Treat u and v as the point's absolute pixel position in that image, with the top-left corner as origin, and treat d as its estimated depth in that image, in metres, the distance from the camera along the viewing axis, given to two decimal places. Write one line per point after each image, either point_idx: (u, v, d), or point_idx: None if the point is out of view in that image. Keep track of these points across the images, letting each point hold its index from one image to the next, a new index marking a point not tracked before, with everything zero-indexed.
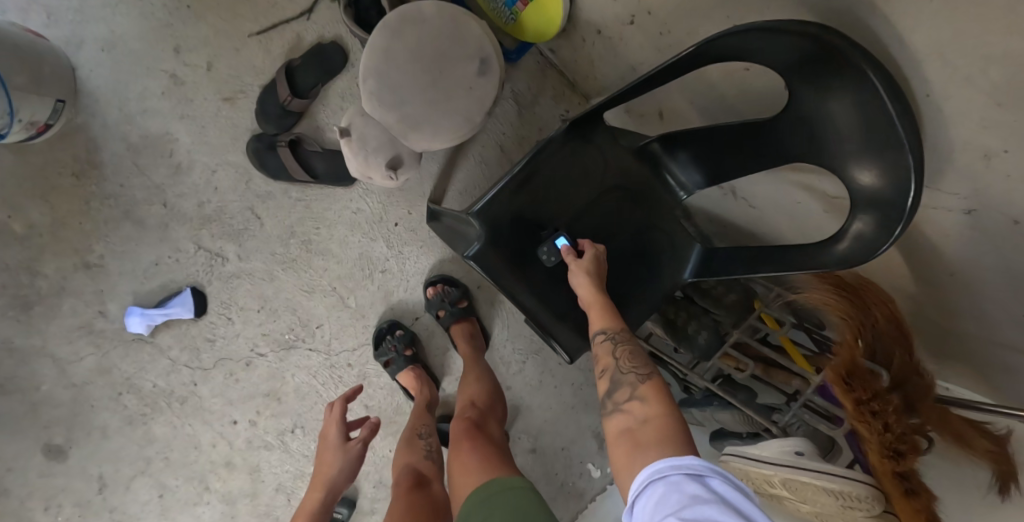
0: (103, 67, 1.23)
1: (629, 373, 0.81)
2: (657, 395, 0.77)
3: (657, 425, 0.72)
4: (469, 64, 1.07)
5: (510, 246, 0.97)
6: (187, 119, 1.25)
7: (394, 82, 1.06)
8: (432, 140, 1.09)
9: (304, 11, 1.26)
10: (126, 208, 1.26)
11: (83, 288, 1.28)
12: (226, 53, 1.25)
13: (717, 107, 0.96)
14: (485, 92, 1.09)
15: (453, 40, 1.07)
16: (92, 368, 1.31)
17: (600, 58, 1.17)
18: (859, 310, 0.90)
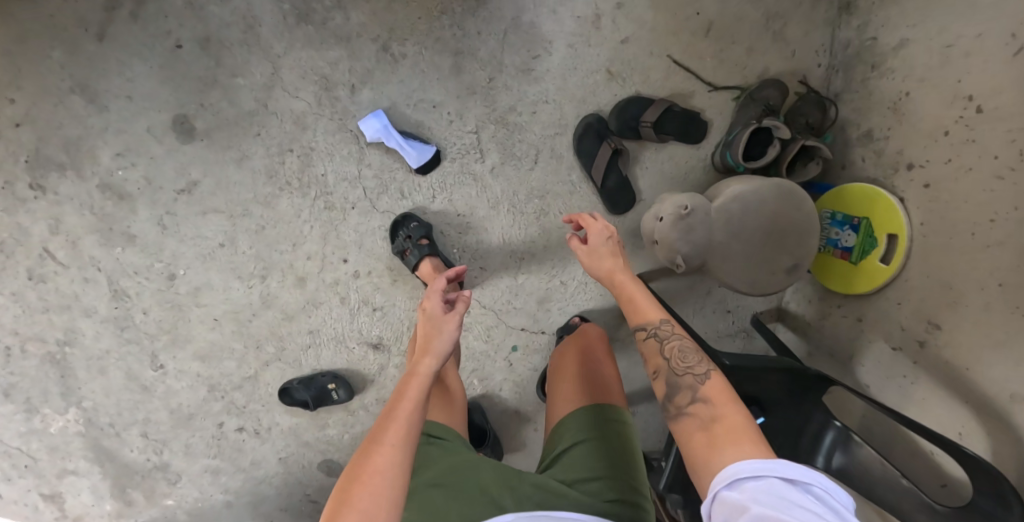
0: None
1: (685, 375, 0.87)
2: (720, 395, 0.82)
3: (730, 423, 0.77)
4: (784, 260, 1.27)
5: None
6: (572, 50, 1.28)
7: (745, 224, 1.24)
8: (720, 275, 1.26)
9: (712, 83, 1.39)
10: (462, 47, 1.23)
11: (361, 57, 1.22)
12: (642, 46, 1.33)
13: (883, 440, 1.26)
14: (775, 284, 1.29)
15: (797, 238, 1.26)
16: (294, 111, 1.24)
17: (833, 323, 1.44)
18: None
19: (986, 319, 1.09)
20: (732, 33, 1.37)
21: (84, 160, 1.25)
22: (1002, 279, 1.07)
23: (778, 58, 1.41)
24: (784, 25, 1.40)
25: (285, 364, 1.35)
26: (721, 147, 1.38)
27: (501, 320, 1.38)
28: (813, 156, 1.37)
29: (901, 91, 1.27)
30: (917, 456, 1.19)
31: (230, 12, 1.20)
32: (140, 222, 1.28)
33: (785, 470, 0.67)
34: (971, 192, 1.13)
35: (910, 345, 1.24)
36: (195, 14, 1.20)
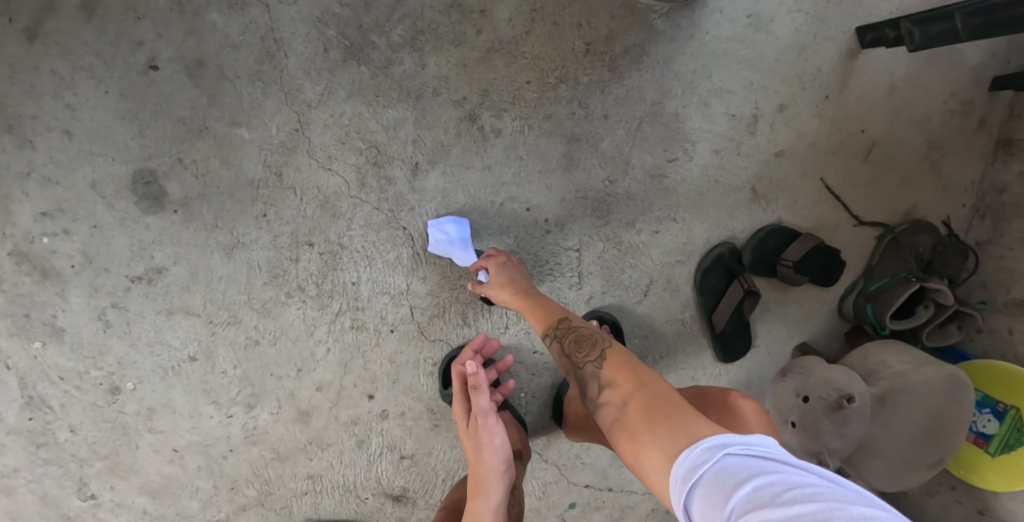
0: (727, 27, 0.92)
1: (586, 364, 0.66)
2: (625, 369, 0.63)
3: (638, 403, 0.58)
4: (931, 453, 1.02)
5: None
6: (716, 155, 0.95)
7: (897, 409, 1.01)
8: (852, 462, 1.03)
9: (857, 218, 1.12)
10: (579, 134, 0.86)
11: (435, 126, 0.82)
12: (799, 160, 1.03)
13: None
14: (914, 481, 1.04)
15: (956, 432, 1.01)
16: (323, 190, 0.83)
17: (942, 503, 1.21)
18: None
19: None
20: (894, 159, 1.11)
21: None
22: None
23: (934, 195, 1.14)
24: (950, 154, 1.12)
25: (268, 512, 0.98)
26: (853, 296, 1.15)
27: (562, 476, 1.07)
28: (959, 321, 1.13)
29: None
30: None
31: (246, 30, 0.78)
32: (71, 313, 0.85)
33: (714, 440, 0.50)
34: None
35: None
36: (188, 25, 0.78)
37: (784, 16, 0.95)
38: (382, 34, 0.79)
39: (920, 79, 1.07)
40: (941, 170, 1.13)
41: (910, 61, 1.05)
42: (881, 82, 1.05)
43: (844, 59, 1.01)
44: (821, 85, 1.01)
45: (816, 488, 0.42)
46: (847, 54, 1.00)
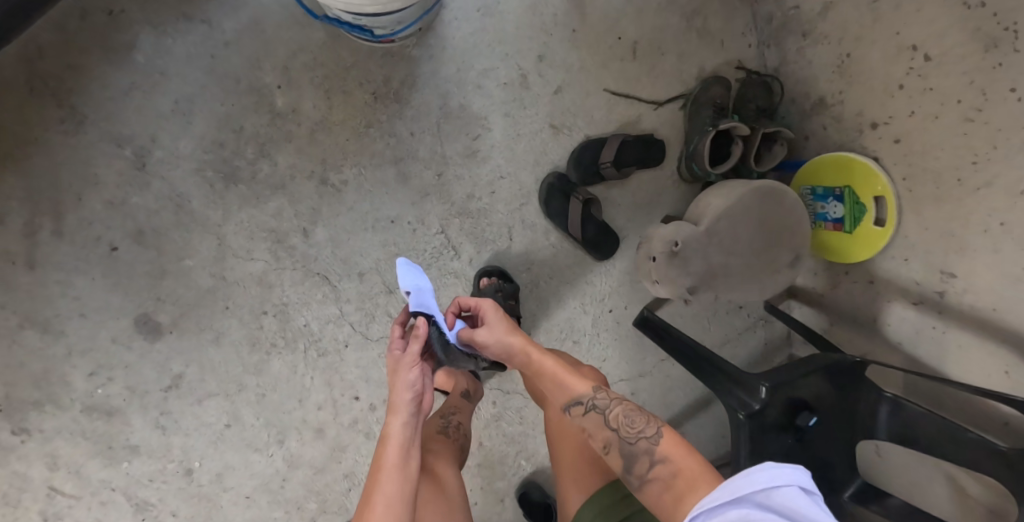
0: (468, 25, 1.16)
1: (640, 443, 0.86)
2: (675, 449, 0.84)
3: (689, 478, 0.80)
4: (781, 253, 1.22)
5: (757, 424, 1.12)
6: (509, 119, 1.21)
7: (733, 234, 1.18)
8: (729, 291, 1.20)
9: (655, 101, 1.31)
10: (401, 155, 1.18)
11: (303, 198, 1.16)
12: (577, 89, 1.24)
13: (926, 398, 1.28)
14: (783, 281, 1.24)
15: (789, 228, 1.21)
16: (253, 273, 1.18)
17: (847, 292, 1.39)
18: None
19: (1002, 262, 1.06)
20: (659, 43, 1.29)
21: (58, 392, 1.16)
22: (1005, 218, 1.04)
23: (711, 55, 1.35)
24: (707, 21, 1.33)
25: (329, 515, 1.30)
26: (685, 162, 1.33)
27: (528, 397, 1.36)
28: (776, 140, 1.33)
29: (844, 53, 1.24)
30: (973, 403, 1.19)
31: (153, 198, 1.13)
32: (138, 432, 1.20)
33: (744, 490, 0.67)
34: (945, 140, 1.11)
35: (930, 299, 1.22)
36: (117, 213, 1.12)
37: None
38: (240, 156, 1.13)
39: None
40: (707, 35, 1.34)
41: None
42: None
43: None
44: (563, 24, 1.22)
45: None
46: None
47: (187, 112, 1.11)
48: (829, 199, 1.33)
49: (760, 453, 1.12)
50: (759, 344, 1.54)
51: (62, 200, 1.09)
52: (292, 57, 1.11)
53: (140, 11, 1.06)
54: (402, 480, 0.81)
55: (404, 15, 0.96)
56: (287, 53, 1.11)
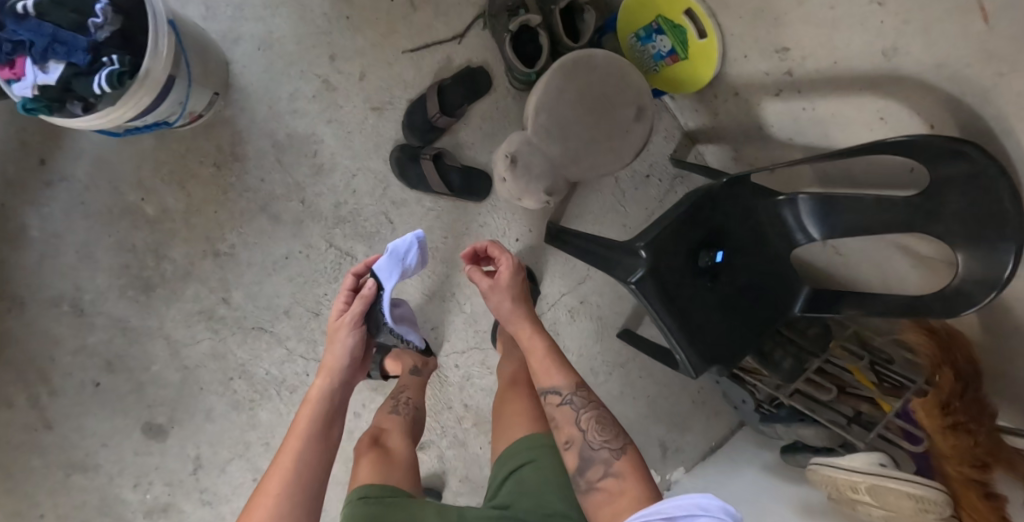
0: (257, 66, 1.27)
1: (603, 448, 0.96)
2: (630, 471, 0.93)
3: (631, 500, 0.88)
4: (622, 112, 1.19)
5: (661, 284, 1.12)
6: (334, 124, 1.31)
7: (561, 122, 1.17)
8: (587, 172, 1.21)
9: (456, 35, 1.33)
10: (263, 201, 1.31)
11: (208, 275, 1.33)
12: (379, 65, 1.31)
13: (840, 174, 1.21)
14: (638, 137, 1.21)
15: (617, 86, 1.18)
16: (206, 352, 1.36)
17: (726, 113, 1.34)
18: (945, 351, 1.16)
19: (812, 12, 0.99)
20: None
21: (118, 513, 1.37)
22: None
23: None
24: None
25: None
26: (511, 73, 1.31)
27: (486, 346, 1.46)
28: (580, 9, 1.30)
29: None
30: (877, 161, 1.11)
31: (104, 331, 1.33)
32: (193, 514, 1.41)
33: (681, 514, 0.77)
34: None
35: (784, 83, 1.16)
36: (84, 357, 1.33)
37: (276, 18, 1.27)
38: (145, 267, 1.31)
39: None
40: None
41: None
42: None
43: None
44: (335, 15, 1.29)
45: None
46: None
47: (89, 254, 1.29)
48: (653, 36, 1.27)
49: (677, 306, 1.13)
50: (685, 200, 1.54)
51: (41, 365, 1.31)
52: (139, 169, 1.28)
53: (11, 196, 1.25)
54: (324, 414, 0.99)
55: (179, 92, 1.09)
56: (134, 167, 1.28)
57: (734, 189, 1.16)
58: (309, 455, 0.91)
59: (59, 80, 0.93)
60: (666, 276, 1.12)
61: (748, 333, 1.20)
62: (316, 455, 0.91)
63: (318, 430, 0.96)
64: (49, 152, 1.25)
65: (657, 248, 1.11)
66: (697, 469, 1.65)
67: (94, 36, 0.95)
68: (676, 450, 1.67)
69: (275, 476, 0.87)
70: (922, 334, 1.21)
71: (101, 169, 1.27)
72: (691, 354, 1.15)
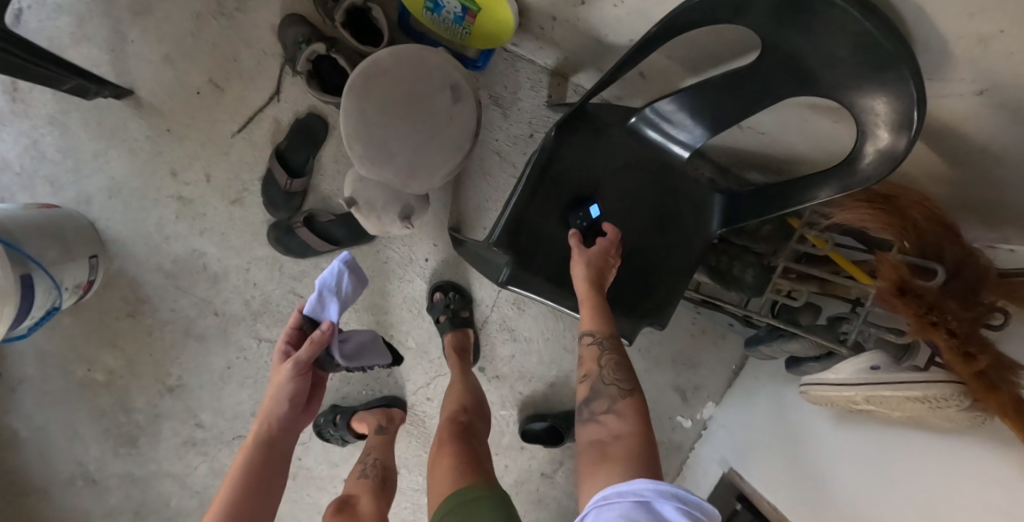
0: (117, 212, 1.31)
1: (610, 386, 0.86)
2: (635, 415, 0.83)
3: (626, 447, 0.79)
4: (438, 99, 1.09)
5: (541, 264, 1.03)
6: (207, 232, 1.32)
7: (380, 143, 1.08)
8: (432, 179, 1.11)
9: (271, 94, 1.29)
10: (184, 327, 1.36)
11: (174, 409, 1.40)
12: (218, 159, 1.29)
13: (697, 55, 1.02)
14: (466, 117, 1.11)
15: (419, 79, 1.08)
16: (208, 473, 1.45)
17: (564, 39, 1.18)
18: (899, 217, 1.00)
19: None
20: (223, 55, 1.28)
21: None
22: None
23: (267, 14, 1.27)
24: None
25: None
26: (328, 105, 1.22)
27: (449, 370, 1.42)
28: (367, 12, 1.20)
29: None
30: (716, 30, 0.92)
31: (121, 488, 1.46)
32: None
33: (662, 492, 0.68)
34: None
35: None
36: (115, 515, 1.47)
37: (110, 162, 1.30)
38: (122, 424, 1.42)
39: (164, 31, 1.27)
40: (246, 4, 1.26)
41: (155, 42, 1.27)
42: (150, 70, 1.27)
43: (140, 114, 1.29)
44: (156, 132, 1.29)
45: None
46: (137, 110, 1.29)
47: (75, 430, 1.42)
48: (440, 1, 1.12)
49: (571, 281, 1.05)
50: None
51: None
52: (73, 345, 1.37)
53: None
54: (259, 466, 0.92)
55: (44, 280, 1.15)
56: (69, 346, 1.37)
57: (583, 133, 1.02)
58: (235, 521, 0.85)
59: None
60: (545, 255, 1.03)
61: (668, 269, 1.08)
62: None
63: (250, 488, 0.89)
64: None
65: (521, 231, 1.00)
66: (726, 399, 1.57)
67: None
68: (695, 388, 1.58)
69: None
70: (863, 206, 1.04)
71: (45, 360, 1.38)
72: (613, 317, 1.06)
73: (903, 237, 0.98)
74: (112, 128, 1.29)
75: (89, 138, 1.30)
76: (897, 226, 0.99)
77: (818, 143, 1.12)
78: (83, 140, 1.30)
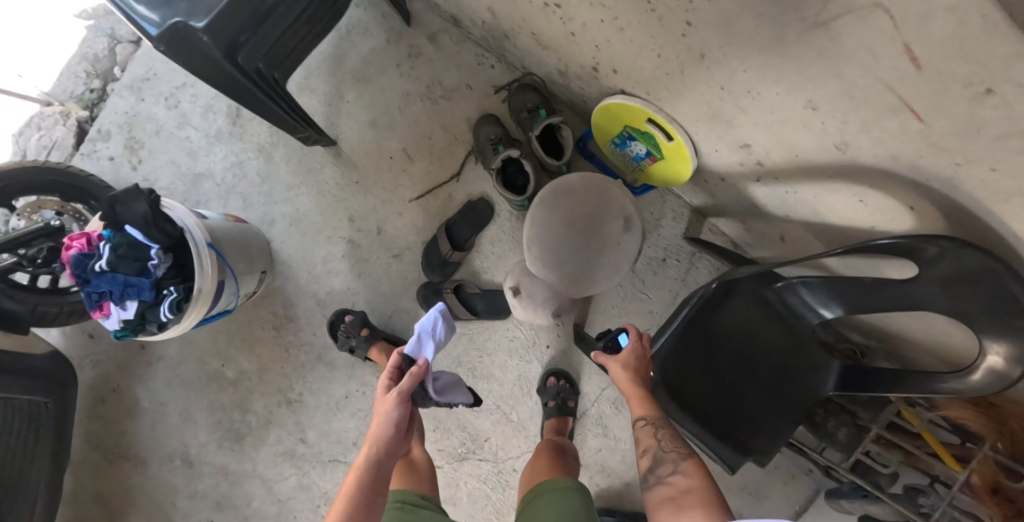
0: (292, 239, 1.49)
1: (671, 452, 0.99)
2: (698, 472, 0.94)
3: (699, 497, 0.90)
4: (613, 225, 1.26)
5: (672, 390, 1.16)
6: (364, 275, 1.48)
7: (555, 252, 1.26)
8: (591, 289, 1.29)
9: (452, 174, 1.47)
10: (318, 352, 1.51)
11: (286, 420, 1.54)
12: (392, 217, 1.47)
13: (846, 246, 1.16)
14: (632, 247, 1.26)
15: (599, 205, 1.26)
16: (294, 485, 1.56)
17: (722, 194, 1.34)
18: (998, 422, 1.12)
19: (757, 116, 1.02)
20: (422, 133, 1.47)
21: None
22: (720, 81, 1.00)
23: (467, 105, 1.47)
24: (447, 86, 1.48)
25: None
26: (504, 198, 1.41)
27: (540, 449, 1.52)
28: (557, 131, 1.38)
29: (530, 32, 1.25)
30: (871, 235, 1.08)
31: (211, 477, 1.59)
32: None
33: None
34: (634, 51, 1.07)
35: (760, 172, 1.16)
36: (199, 499, 1.60)
37: (299, 196, 1.49)
38: (234, 422, 1.56)
39: (377, 101, 1.48)
40: (452, 96, 1.48)
41: (367, 107, 1.48)
42: (356, 127, 1.48)
43: (337, 163, 1.48)
44: (346, 182, 1.48)
45: None
46: (336, 160, 1.48)
47: (191, 416, 1.57)
48: (628, 141, 1.31)
49: (694, 414, 1.16)
50: (711, 273, 1.52)
51: (167, 508, 1.62)
52: (217, 341, 1.54)
53: (127, 379, 1.59)
54: (371, 490, 0.93)
55: (230, 286, 1.30)
56: (213, 341, 1.54)
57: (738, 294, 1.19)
58: None
59: (137, 315, 1.17)
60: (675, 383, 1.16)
61: (779, 419, 1.19)
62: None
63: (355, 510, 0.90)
64: (148, 339, 1.57)
65: (662, 358, 1.16)
66: None
67: (154, 274, 1.17)
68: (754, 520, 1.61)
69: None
70: (969, 406, 1.16)
71: (189, 347, 1.55)
72: (723, 450, 1.17)
73: (1002, 438, 1.10)
74: (310, 169, 1.48)
75: (288, 173, 1.49)
76: (995, 427, 1.11)
77: (938, 351, 1.21)
78: (282, 173, 1.49)
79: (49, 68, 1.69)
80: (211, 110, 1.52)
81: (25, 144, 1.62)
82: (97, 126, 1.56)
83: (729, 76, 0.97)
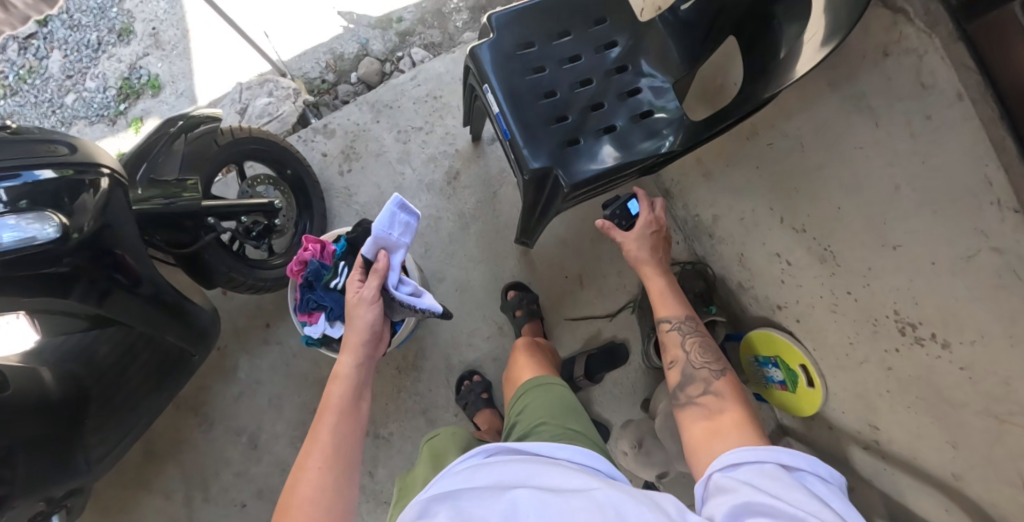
0: (452, 302, 1.64)
1: (702, 370, 1.21)
2: (729, 392, 1.14)
3: (729, 415, 1.08)
4: None
5: None
6: (498, 360, 1.63)
7: None
8: None
9: (610, 312, 1.64)
10: (425, 406, 1.62)
11: (364, 450, 1.62)
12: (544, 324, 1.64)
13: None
14: None
15: None
16: None
17: (819, 434, 1.59)
18: None
19: (901, 421, 1.23)
20: (600, 269, 1.65)
21: None
22: (887, 388, 1.23)
23: None
24: None
25: None
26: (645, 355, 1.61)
27: None
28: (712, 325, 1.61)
29: (739, 253, 1.49)
30: None
31: (266, 465, 1.65)
32: None
33: (785, 458, 0.89)
34: (828, 325, 1.32)
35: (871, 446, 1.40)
36: (244, 480, 1.65)
37: (474, 269, 1.65)
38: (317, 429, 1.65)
39: (575, 224, 1.67)
40: None
41: (564, 225, 1.66)
42: (547, 238, 1.65)
43: (519, 260, 1.65)
44: (520, 278, 1.65)
45: (800, 471, 0.87)
46: (520, 257, 1.65)
47: (279, 405, 1.64)
48: (769, 364, 1.54)
49: None
50: None
51: (210, 474, 1.66)
52: None
53: (234, 345, 1.65)
54: (350, 395, 1.09)
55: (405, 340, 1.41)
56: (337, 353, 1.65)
57: None
58: (341, 438, 1.00)
59: (339, 336, 1.30)
60: None
61: None
62: (338, 460, 0.97)
63: (341, 407, 1.05)
64: (275, 320, 1.66)
65: None
66: None
67: None
68: None
69: (315, 468, 0.94)
70: None
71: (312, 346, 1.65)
72: None
73: None
74: (493, 253, 1.65)
75: (474, 246, 1.65)
76: None
77: None
78: (469, 244, 1.65)
79: (294, 41, 1.79)
80: (433, 162, 1.67)
81: (250, 102, 1.72)
82: (324, 121, 1.68)
83: (901, 388, 1.19)
